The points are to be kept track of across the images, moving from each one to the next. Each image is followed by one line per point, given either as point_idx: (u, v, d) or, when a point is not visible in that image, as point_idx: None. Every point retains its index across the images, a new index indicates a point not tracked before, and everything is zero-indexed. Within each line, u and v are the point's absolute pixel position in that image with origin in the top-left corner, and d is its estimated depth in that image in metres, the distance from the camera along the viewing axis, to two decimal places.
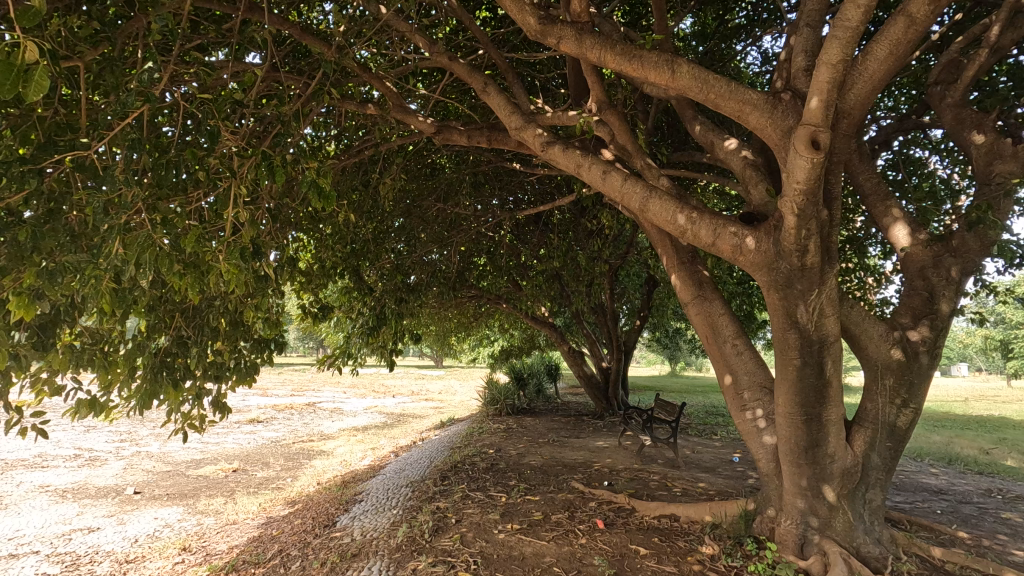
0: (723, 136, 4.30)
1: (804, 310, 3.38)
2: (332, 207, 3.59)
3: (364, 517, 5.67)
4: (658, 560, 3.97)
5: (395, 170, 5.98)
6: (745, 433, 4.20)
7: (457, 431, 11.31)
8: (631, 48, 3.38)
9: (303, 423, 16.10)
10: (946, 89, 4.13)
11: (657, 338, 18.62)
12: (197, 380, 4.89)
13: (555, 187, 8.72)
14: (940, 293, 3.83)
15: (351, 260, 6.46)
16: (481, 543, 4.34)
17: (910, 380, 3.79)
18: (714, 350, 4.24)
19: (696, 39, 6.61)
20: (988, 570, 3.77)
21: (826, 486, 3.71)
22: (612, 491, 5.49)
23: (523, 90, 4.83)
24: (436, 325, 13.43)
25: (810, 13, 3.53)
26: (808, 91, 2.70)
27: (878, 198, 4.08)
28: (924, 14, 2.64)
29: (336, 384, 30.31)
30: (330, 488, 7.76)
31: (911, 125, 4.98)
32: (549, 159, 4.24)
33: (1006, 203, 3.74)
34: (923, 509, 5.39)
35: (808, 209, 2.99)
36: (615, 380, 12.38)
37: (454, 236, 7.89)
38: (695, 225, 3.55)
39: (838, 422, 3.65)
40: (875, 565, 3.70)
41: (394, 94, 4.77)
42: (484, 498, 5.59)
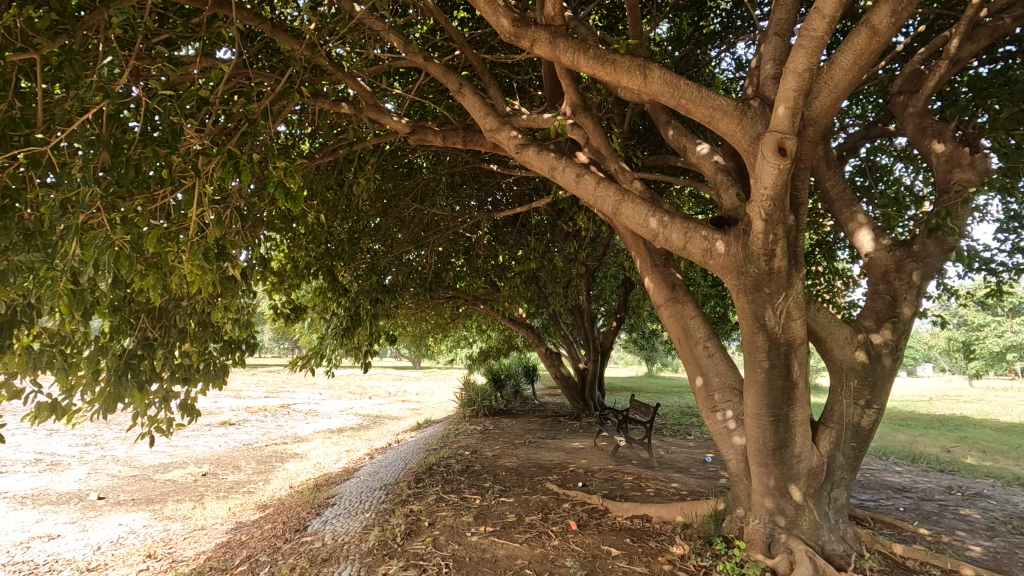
0: (695, 141, 4.36)
1: (771, 313, 3.44)
2: (302, 207, 3.54)
3: (336, 521, 5.60)
4: (629, 561, 4.00)
5: (369, 170, 5.93)
6: (715, 434, 4.26)
7: (434, 432, 11.27)
8: (604, 52, 3.41)
9: (277, 425, 15.85)
10: (909, 99, 4.25)
11: (634, 339, 18.79)
12: (164, 382, 4.76)
13: (532, 188, 8.75)
14: (902, 297, 3.94)
15: (325, 260, 6.38)
16: (454, 546, 4.32)
17: (874, 381, 3.89)
18: (686, 351, 4.30)
19: (672, 44, 6.68)
20: (947, 566, 3.89)
21: (793, 485, 3.79)
22: (586, 492, 5.53)
23: (499, 91, 4.83)
24: (414, 326, 13.34)
25: (779, 22, 3.61)
26: (775, 99, 2.75)
27: (844, 204, 4.18)
28: (886, 26, 2.71)
29: (311, 385, 29.96)
30: (302, 491, 7.64)
31: (877, 133, 5.12)
32: (523, 161, 4.26)
33: (964, 210, 3.87)
34: (887, 507, 5.54)
35: (775, 214, 3.04)
36: (592, 380, 12.44)
37: (430, 237, 7.86)
38: (666, 229, 3.60)
39: (805, 422, 3.73)
40: (839, 562, 3.78)
41: (369, 93, 4.74)
42: (458, 500, 5.56)
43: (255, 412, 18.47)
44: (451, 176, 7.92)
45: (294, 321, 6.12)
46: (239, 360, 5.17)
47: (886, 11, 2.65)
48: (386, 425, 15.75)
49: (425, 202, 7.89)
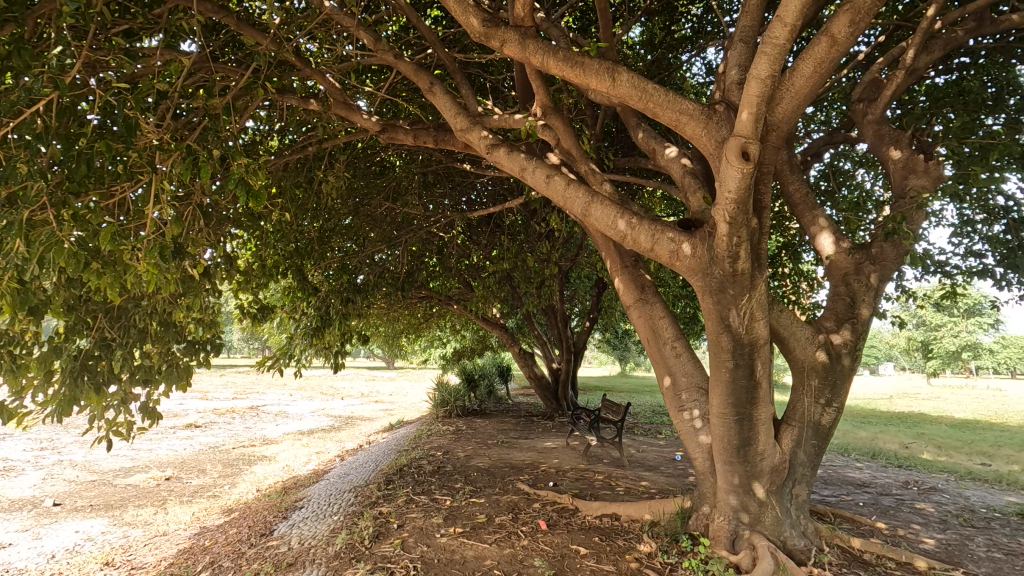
0: (664, 144, 4.42)
1: (736, 314, 3.50)
2: (266, 205, 3.47)
3: (303, 525, 5.52)
4: (597, 559, 4.03)
5: (339, 169, 5.87)
6: (682, 432, 4.33)
7: (406, 433, 11.19)
8: (574, 55, 3.45)
9: (245, 427, 15.51)
10: (868, 106, 4.39)
11: (607, 339, 18.96)
12: (124, 384, 4.61)
13: (506, 189, 8.75)
14: (861, 299, 4.06)
15: (294, 259, 6.27)
16: (423, 547, 4.29)
17: (833, 380, 4.01)
18: (654, 351, 4.36)
19: (645, 47, 6.75)
20: (902, 558, 4.03)
21: (757, 483, 3.87)
22: (556, 492, 5.55)
23: (471, 91, 4.82)
24: (386, 326, 13.22)
25: (744, 30, 3.67)
26: (739, 104, 2.80)
27: (806, 207, 4.29)
28: (845, 36, 2.79)
29: (282, 386, 29.42)
30: (270, 495, 7.50)
31: (840, 139, 5.26)
32: (494, 161, 4.26)
33: (919, 215, 4.01)
34: (847, 502, 5.71)
35: (739, 217, 3.09)
36: (565, 380, 12.50)
37: (402, 236, 7.79)
38: (635, 231, 3.64)
39: (767, 421, 3.82)
40: (800, 557, 3.88)
41: (338, 90, 4.67)
42: (428, 501, 5.53)
43: (223, 414, 18.03)
44: (424, 174, 7.87)
45: (261, 321, 5.98)
46: (204, 361, 5.02)
47: (844, 21, 2.74)
48: (357, 427, 15.40)
49: (397, 201, 7.82)
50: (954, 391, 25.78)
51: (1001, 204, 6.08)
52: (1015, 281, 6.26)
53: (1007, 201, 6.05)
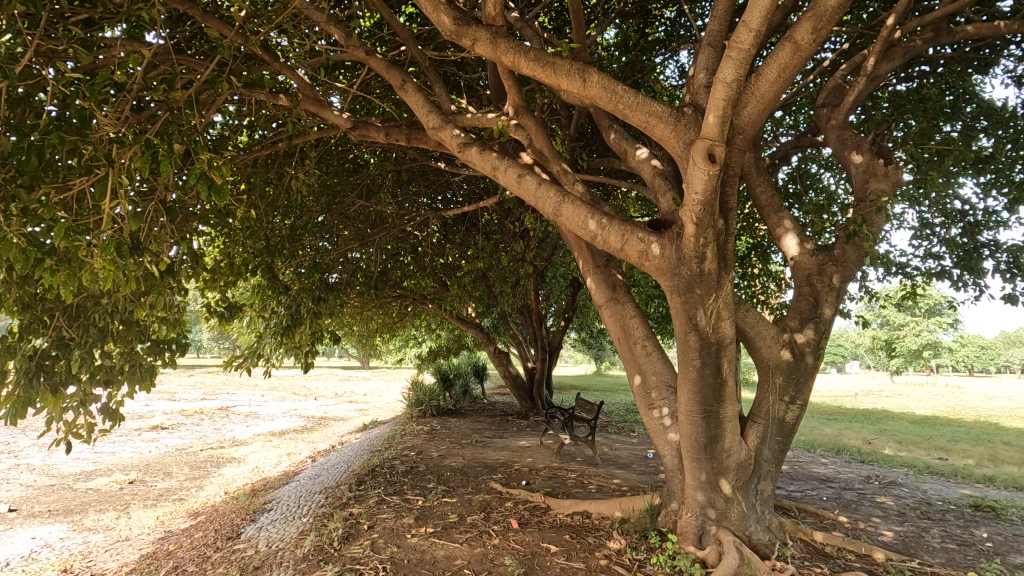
0: (635, 145, 4.47)
1: (702, 313, 3.56)
2: (229, 202, 3.40)
3: (272, 527, 5.43)
4: (567, 557, 4.05)
5: (310, 166, 5.78)
6: (651, 430, 4.39)
7: (379, 433, 11.09)
8: (545, 55, 3.48)
9: (214, 429, 15.16)
10: (832, 111, 4.51)
11: (583, 338, 19.12)
12: (83, 385, 4.46)
13: (480, 188, 8.74)
14: (823, 298, 4.17)
15: (263, 256, 6.15)
16: (393, 548, 4.26)
17: (797, 378, 4.11)
18: (625, 350, 4.41)
19: (619, 50, 6.81)
20: (861, 550, 4.15)
21: (723, 479, 3.95)
22: (528, 490, 5.57)
23: (445, 89, 4.80)
24: (360, 326, 13.10)
25: (713, 34, 3.73)
26: (705, 107, 2.85)
27: (772, 209, 4.39)
28: (807, 42, 2.86)
29: (252, 386, 28.83)
30: (238, 497, 7.35)
31: (806, 143, 5.40)
32: (466, 160, 4.26)
33: (878, 218, 4.14)
34: (811, 497, 5.86)
35: (705, 218, 3.14)
36: (540, 380, 12.55)
37: (376, 235, 7.70)
38: (605, 231, 3.68)
39: (733, 418, 3.90)
40: (764, 551, 3.97)
41: (308, 86, 4.61)
42: (399, 502, 5.49)
43: (190, 415, 17.59)
44: (398, 172, 7.81)
45: (229, 320, 5.85)
46: (170, 361, 4.85)
47: (807, 28, 2.81)
48: (330, 427, 15.11)
49: (371, 199, 7.76)
50: (920, 391, 24.83)
51: (958, 208, 6.30)
52: (970, 282, 6.51)
53: (963, 204, 6.28)
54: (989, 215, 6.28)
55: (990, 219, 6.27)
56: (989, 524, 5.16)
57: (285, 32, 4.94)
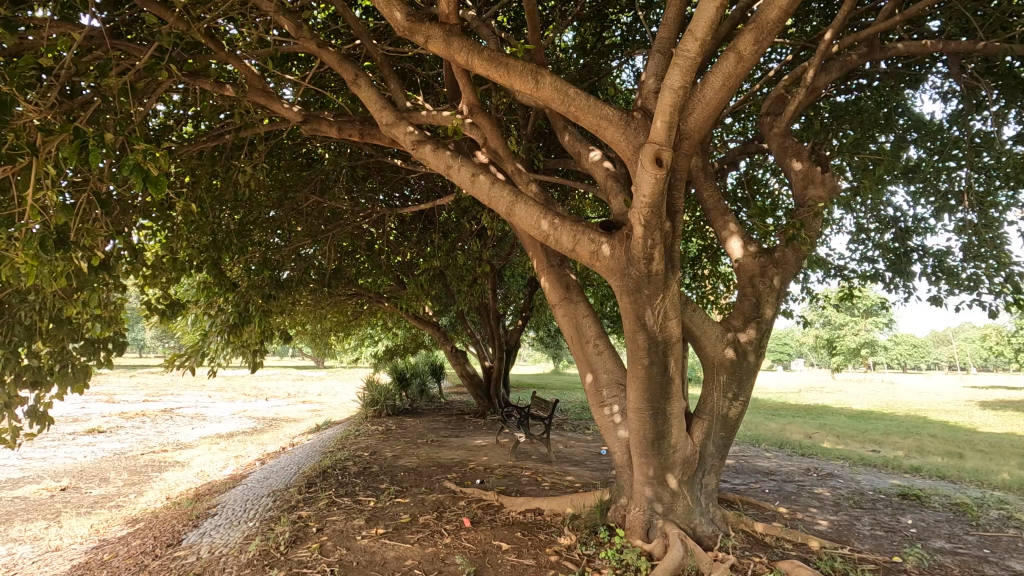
0: (588, 146, 4.54)
1: (651, 313, 3.65)
2: (166, 195, 3.29)
3: (215, 533, 5.25)
4: (518, 554, 4.08)
5: (259, 160, 5.61)
6: (602, 427, 4.48)
7: (333, 434, 10.86)
8: (498, 55, 3.51)
9: (157, 432, 14.50)
10: (774, 120, 4.69)
11: (540, 337, 19.28)
12: (7, 387, 4.20)
13: (437, 186, 8.68)
14: (765, 299, 4.34)
15: (209, 252, 5.92)
16: (342, 551, 4.18)
17: (740, 375, 4.27)
18: (578, 349, 4.49)
19: (577, 52, 6.88)
20: (798, 540, 4.35)
21: (670, 474, 4.07)
22: (482, 489, 5.58)
23: (400, 86, 4.76)
24: (313, 325, 12.80)
25: (662, 40, 3.82)
26: (654, 113, 2.92)
27: (718, 213, 4.54)
28: (750, 52, 2.98)
29: (198, 387, 27.68)
30: (180, 503, 7.05)
31: (753, 150, 5.61)
32: (419, 157, 4.23)
33: (815, 223, 4.35)
34: (754, 489, 6.11)
35: (653, 220, 3.22)
36: (497, 378, 12.57)
37: (329, 232, 7.53)
38: (557, 231, 3.73)
39: (680, 415, 4.02)
40: (707, 543, 4.11)
41: (256, 77, 4.49)
42: (351, 503, 5.41)
43: (131, 418, 16.77)
44: (353, 168, 7.68)
45: (171, 318, 5.60)
46: (106, 361, 4.51)
47: (749, 39, 2.93)
48: (281, 428, 14.77)
49: (325, 195, 7.59)
50: (863, 391, 23.73)
51: (891, 214, 6.68)
52: (901, 285, 6.92)
53: (895, 211, 6.67)
54: (918, 221, 6.69)
55: (919, 225, 6.68)
56: (914, 511, 5.50)
57: (234, 20, 4.78)
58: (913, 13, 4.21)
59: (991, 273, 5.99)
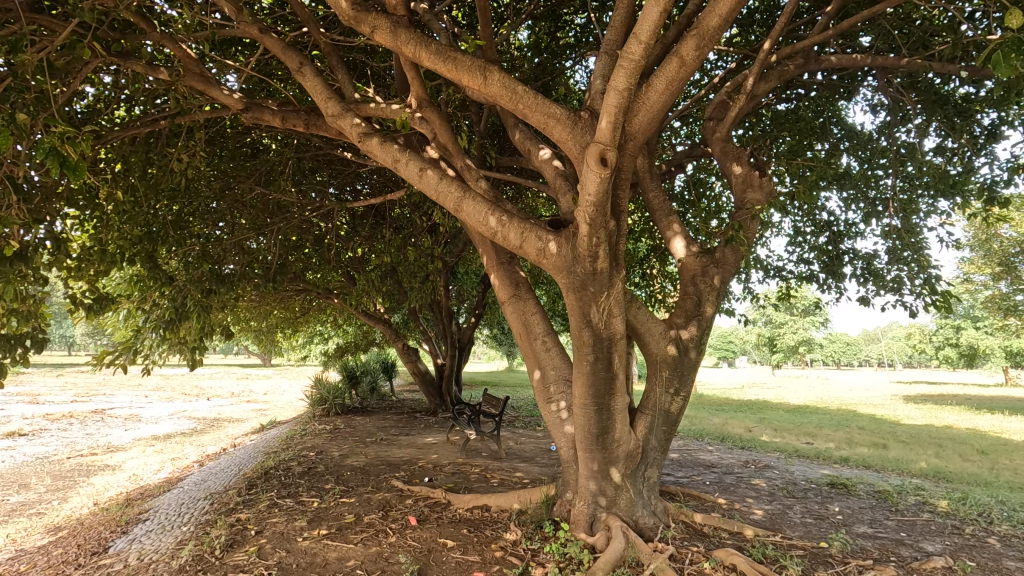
0: (538, 145, 4.56)
1: (595, 310, 3.71)
2: (85, 180, 3.15)
3: (146, 539, 4.99)
4: (463, 551, 4.07)
5: (198, 149, 5.36)
6: (549, 423, 4.52)
7: (278, 434, 10.53)
8: (446, 49, 3.51)
9: (86, 434, 13.65)
10: (717, 125, 4.85)
11: (494, 335, 19.27)
12: None
13: (389, 181, 8.54)
14: (705, 298, 4.48)
15: (143, 244, 5.53)
16: (281, 553, 4.06)
17: (681, 371, 4.40)
18: (526, 346, 4.52)
19: (531, 51, 6.88)
20: (734, 529, 4.53)
21: (613, 468, 4.16)
22: (430, 487, 5.54)
23: (347, 77, 4.66)
24: (258, 321, 12.37)
25: (609, 42, 3.87)
26: (599, 113, 2.96)
27: (663, 213, 4.67)
28: (691, 58, 3.07)
29: (133, 386, 26.18)
30: (107, 509, 6.66)
31: (698, 153, 5.79)
32: (366, 150, 4.14)
33: (753, 225, 4.52)
34: (696, 482, 6.32)
35: (597, 220, 3.27)
36: (449, 376, 12.51)
37: (274, 224, 7.26)
38: (505, 228, 3.73)
39: (624, 410, 4.11)
40: (648, 534, 4.22)
41: (193, 60, 4.30)
42: (293, 504, 5.25)
43: (56, 420, 15.68)
44: (300, 160, 7.46)
45: (99, 314, 5.22)
46: (25, 360, 4.09)
47: (691, 45, 3.01)
48: (223, 428, 14.29)
49: (270, 186, 7.33)
50: (801, 391, 22.19)
51: (825, 219, 7.04)
52: (833, 285, 7.31)
53: (830, 215, 7.04)
54: (849, 226, 7.09)
55: (850, 230, 7.07)
56: (841, 499, 5.84)
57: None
58: (845, 27, 4.42)
59: (912, 275, 6.40)
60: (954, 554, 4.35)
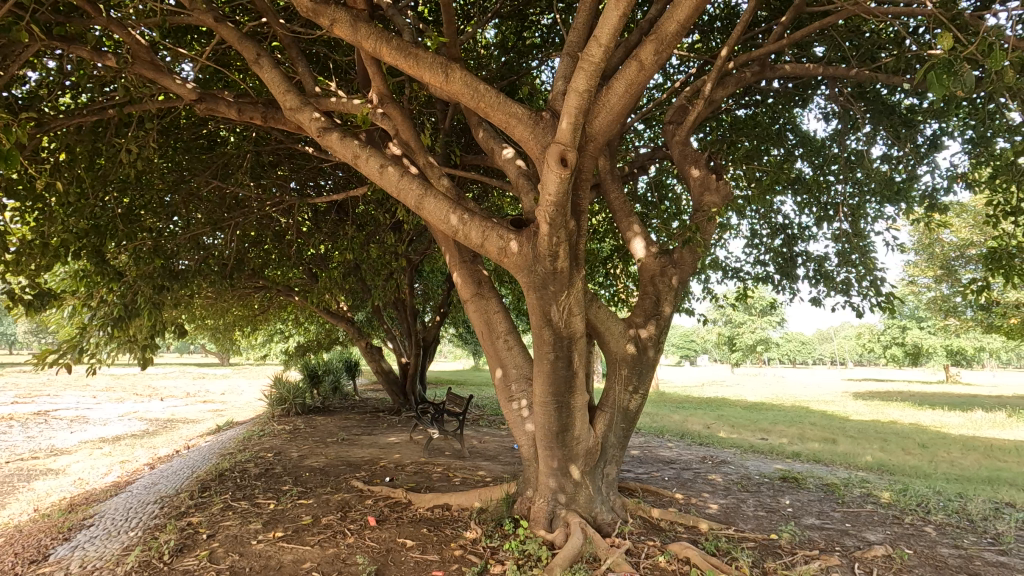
0: (502, 144, 4.56)
1: (556, 309, 3.74)
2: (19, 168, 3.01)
3: (90, 545, 4.79)
4: (422, 550, 4.05)
5: (149, 139, 5.12)
6: (510, 421, 4.54)
7: (235, 435, 10.23)
8: (408, 45, 3.50)
9: (28, 437, 12.99)
10: (677, 129, 4.95)
11: (460, 334, 19.20)
12: None
13: (352, 177, 8.40)
14: (664, 297, 4.57)
15: (89, 238, 5.36)
16: (233, 557, 3.96)
17: (640, 369, 4.49)
18: (488, 344, 4.53)
19: (497, 49, 6.87)
20: (689, 523, 4.64)
21: (572, 465, 4.21)
22: (391, 487, 5.49)
23: (307, 70, 4.57)
24: (215, 320, 12.01)
25: (572, 44, 3.90)
26: (559, 113, 2.99)
27: (623, 214, 4.74)
28: (650, 62, 3.12)
29: (81, 387, 25.02)
30: (49, 515, 6.35)
31: (660, 156, 5.90)
32: (325, 145, 4.07)
33: (710, 228, 4.62)
34: (655, 478, 6.46)
35: (558, 219, 3.30)
36: (413, 374, 12.39)
37: (231, 220, 7.04)
38: (466, 226, 3.72)
39: (583, 408, 4.16)
40: (606, 529, 4.29)
41: (143, 47, 4.15)
42: (248, 507, 5.12)
43: None
44: (260, 154, 7.26)
45: (40, 311, 4.96)
46: None
47: (650, 49, 3.06)
48: (177, 430, 13.82)
49: (227, 180, 7.12)
50: (761, 391, 21.66)
51: (780, 222, 7.29)
52: (787, 286, 7.59)
53: (784, 219, 7.29)
54: (803, 229, 7.35)
55: (803, 233, 7.34)
56: (792, 492, 6.06)
57: None
58: (798, 37, 4.58)
59: (860, 277, 6.69)
60: (893, 542, 4.57)
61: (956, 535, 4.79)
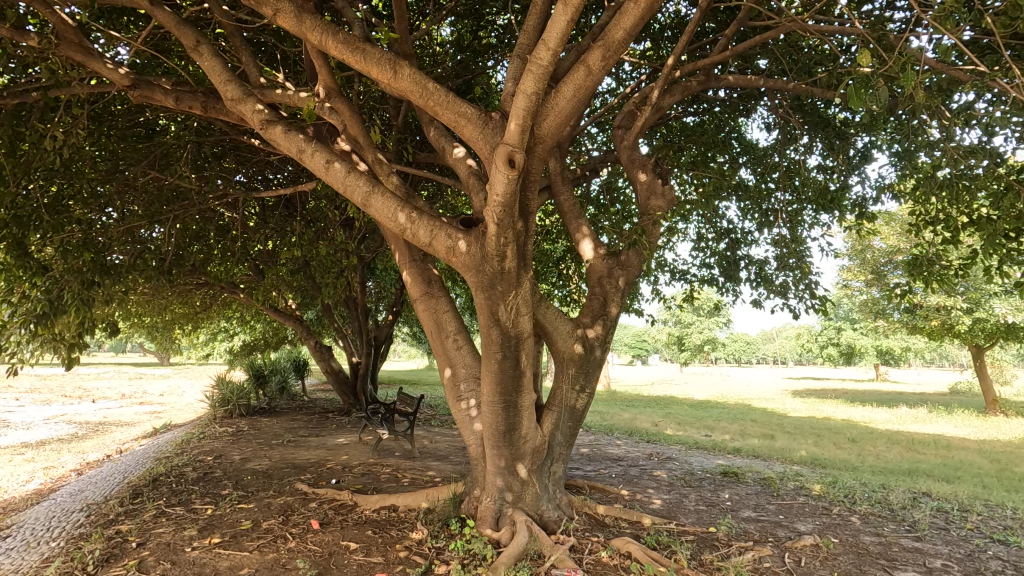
0: (453, 143, 4.54)
1: (504, 309, 3.76)
2: None
3: (5, 558, 4.47)
4: (366, 553, 3.99)
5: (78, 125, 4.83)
6: (459, 421, 4.54)
7: (173, 437, 9.78)
8: (355, 40, 3.44)
9: None
10: (625, 133, 5.06)
11: (413, 333, 18.99)
12: None
13: (301, 171, 8.17)
14: (611, 298, 4.67)
15: (9, 228, 5.09)
16: (165, 565, 3.79)
17: (587, 369, 4.57)
18: (437, 344, 4.50)
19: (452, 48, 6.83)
20: (633, 518, 4.76)
21: (519, 463, 4.25)
22: (337, 489, 5.37)
23: (251, 59, 4.43)
24: (152, 317, 11.48)
25: (522, 46, 3.91)
26: (508, 115, 3.00)
27: (573, 216, 4.82)
28: (597, 67, 3.18)
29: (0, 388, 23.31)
30: None
31: (610, 159, 6.02)
32: (268, 138, 3.95)
33: (655, 231, 4.73)
34: (603, 475, 6.58)
35: (506, 219, 3.31)
36: (364, 374, 12.17)
37: (170, 213, 6.70)
38: (414, 225, 3.69)
39: (531, 407, 4.20)
40: (552, 526, 4.36)
41: (70, 27, 3.92)
42: (184, 512, 4.91)
43: None
44: (202, 145, 6.98)
45: None
46: None
47: (597, 54, 3.11)
48: (110, 433, 13.09)
49: (167, 171, 6.80)
50: (710, 391, 21.55)
51: (725, 226, 7.57)
52: (730, 289, 7.88)
53: (728, 224, 7.58)
54: (746, 234, 7.66)
55: (746, 237, 7.65)
56: (731, 486, 6.31)
57: None
58: (741, 50, 4.74)
59: (796, 281, 7.03)
60: (821, 532, 4.83)
61: (877, 524, 5.11)
